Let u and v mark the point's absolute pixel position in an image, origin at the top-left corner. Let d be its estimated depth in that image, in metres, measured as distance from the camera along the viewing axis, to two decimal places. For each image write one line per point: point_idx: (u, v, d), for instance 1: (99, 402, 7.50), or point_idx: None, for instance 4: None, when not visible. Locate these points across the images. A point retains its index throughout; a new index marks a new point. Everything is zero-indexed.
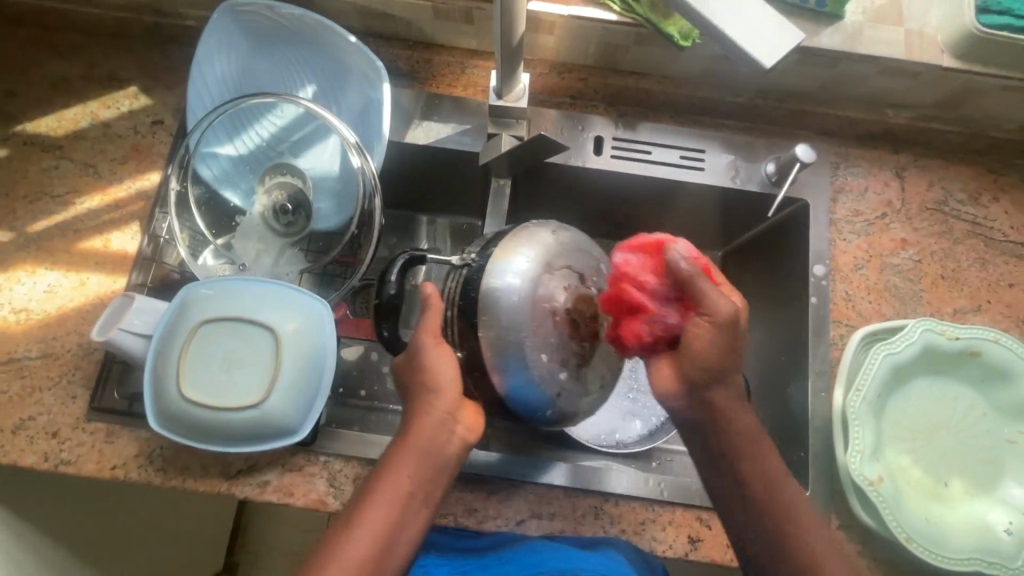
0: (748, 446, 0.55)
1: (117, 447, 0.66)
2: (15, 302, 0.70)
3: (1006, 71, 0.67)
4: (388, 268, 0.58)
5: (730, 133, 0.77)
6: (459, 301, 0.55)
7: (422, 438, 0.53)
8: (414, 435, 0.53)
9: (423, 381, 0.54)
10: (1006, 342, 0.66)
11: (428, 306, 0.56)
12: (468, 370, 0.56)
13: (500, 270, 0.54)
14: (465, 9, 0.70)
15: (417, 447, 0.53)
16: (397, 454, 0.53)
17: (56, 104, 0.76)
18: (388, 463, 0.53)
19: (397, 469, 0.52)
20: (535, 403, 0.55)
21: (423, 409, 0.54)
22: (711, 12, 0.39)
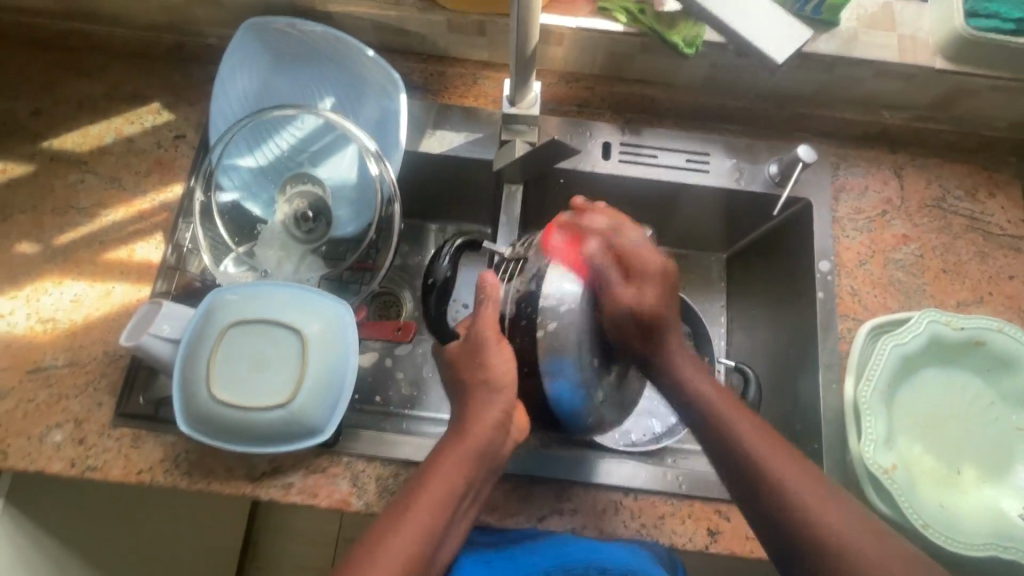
0: (711, 394, 0.57)
1: (143, 452, 0.67)
2: (42, 311, 0.72)
3: (995, 72, 0.71)
4: (442, 253, 0.61)
5: (732, 136, 0.80)
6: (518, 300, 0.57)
7: (480, 434, 0.55)
8: (471, 433, 0.55)
9: (483, 378, 0.56)
10: (1010, 332, 0.68)
11: (485, 296, 0.57)
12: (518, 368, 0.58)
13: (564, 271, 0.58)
14: (478, 22, 0.73)
15: (473, 444, 0.54)
16: (452, 448, 0.54)
17: (82, 121, 0.79)
18: (443, 457, 0.54)
19: (452, 463, 0.54)
20: (576, 406, 0.58)
21: (481, 406, 0.55)
22: None
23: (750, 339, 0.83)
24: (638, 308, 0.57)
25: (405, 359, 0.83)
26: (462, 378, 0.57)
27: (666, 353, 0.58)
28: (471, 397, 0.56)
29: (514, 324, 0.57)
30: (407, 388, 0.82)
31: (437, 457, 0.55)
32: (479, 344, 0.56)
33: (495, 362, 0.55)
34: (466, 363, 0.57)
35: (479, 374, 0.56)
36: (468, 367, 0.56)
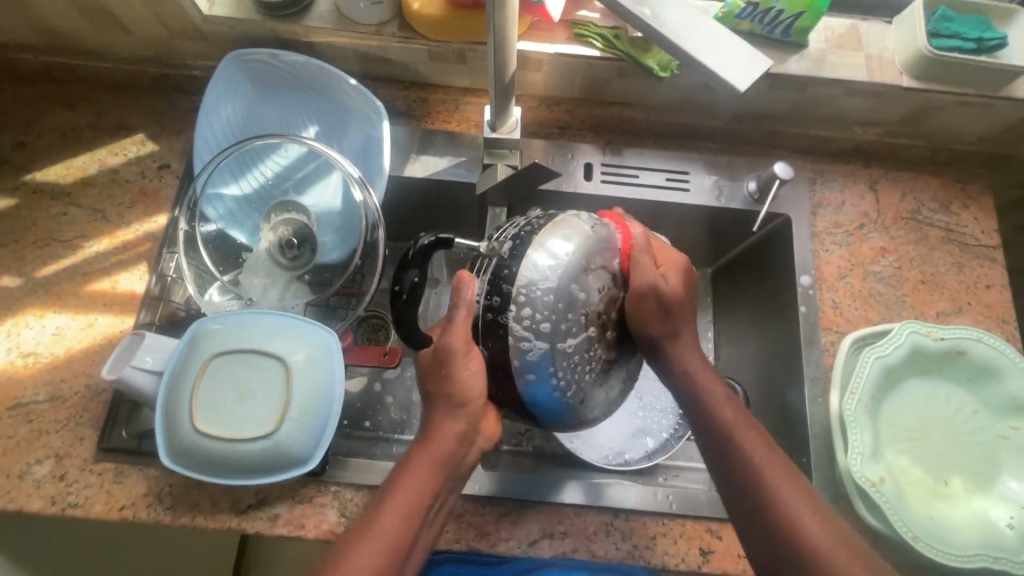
0: (727, 412, 0.59)
1: (126, 487, 0.66)
2: (23, 346, 0.71)
3: (961, 88, 0.72)
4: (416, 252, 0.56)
5: (711, 155, 0.81)
6: (489, 301, 0.53)
7: (442, 444, 0.55)
8: (430, 440, 0.55)
9: (448, 392, 0.55)
10: (989, 341, 0.69)
11: (462, 299, 0.54)
12: (492, 372, 0.55)
13: (529, 266, 0.52)
14: (458, 51, 0.74)
15: (434, 452, 0.55)
16: (414, 457, 0.55)
17: (65, 153, 0.79)
18: (405, 467, 0.55)
19: (414, 473, 0.54)
20: (556, 405, 0.54)
21: (446, 419, 0.55)
22: (690, 47, 0.42)
23: (736, 353, 0.84)
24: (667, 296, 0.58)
25: (394, 383, 0.82)
26: (430, 390, 0.56)
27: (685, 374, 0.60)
28: (435, 407, 0.56)
29: (488, 329, 0.53)
30: (396, 413, 0.81)
31: (399, 467, 0.55)
32: (447, 352, 0.54)
33: (464, 373, 0.55)
34: (432, 373, 0.56)
35: (455, 390, 0.55)
36: (434, 378, 0.56)
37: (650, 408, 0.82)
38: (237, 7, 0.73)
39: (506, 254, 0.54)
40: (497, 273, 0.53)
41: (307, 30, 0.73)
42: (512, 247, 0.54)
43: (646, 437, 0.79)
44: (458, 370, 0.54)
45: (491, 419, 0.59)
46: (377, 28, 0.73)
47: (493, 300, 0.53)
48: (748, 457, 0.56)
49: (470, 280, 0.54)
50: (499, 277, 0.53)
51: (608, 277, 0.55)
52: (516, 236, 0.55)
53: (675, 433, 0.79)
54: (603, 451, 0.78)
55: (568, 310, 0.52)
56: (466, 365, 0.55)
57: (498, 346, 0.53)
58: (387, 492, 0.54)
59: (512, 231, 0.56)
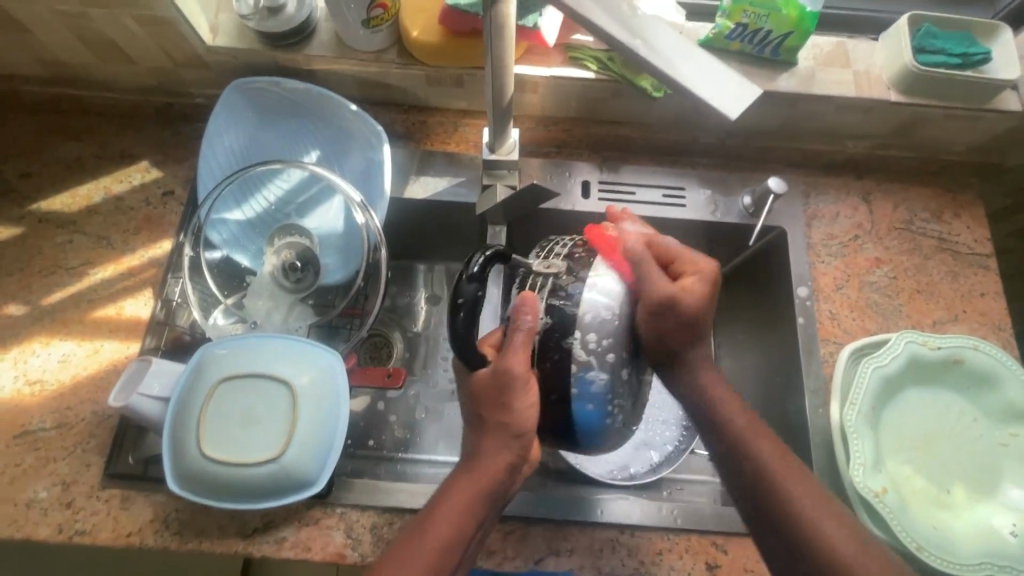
0: (741, 416, 0.60)
1: (133, 513, 0.66)
2: (30, 373, 0.71)
3: (947, 102, 0.74)
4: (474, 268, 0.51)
5: (705, 170, 0.83)
6: (552, 319, 0.55)
7: (489, 472, 0.55)
8: (475, 466, 0.55)
9: (504, 421, 0.55)
10: (985, 349, 0.70)
11: (521, 320, 0.54)
12: (546, 394, 0.56)
13: (591, 293, 0.55)
14: (456, 75, 0.76)
15: (480, 479, 0.54)
16: (457, 482, 0.55)
17: (71, 182, 0.80)
18: (448, 492, 0.55)
19: (459, 501, 0.54)
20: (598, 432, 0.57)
21: (497, 448, 0.55)
22: (689, 81, 0.41)
23: (736, 365, 0.84)
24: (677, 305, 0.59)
25: (397, 402, 0.83)
26: (482, 416, 0.56)
27: (696, 400, 0.61)
28: (484, 432, 0.56)
29: (547, 351, 0.55)
30: (400, 431, 0.81)
31: (443, 493, 0.55)
32: (509, 381, 0.53)
33: (523, 405, 0.54)
34: (487, 402, 0.55)
35: (511, 421, 0.55)
36: (488, 406, 0.55)
37: (654, 420, 0.82)
38: (239, 37, 0.74)
39: (560, 279, 0.57)
40: (557, 294, 0.56)
41: (308, 58, 0.75)
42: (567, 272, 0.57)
43: (650, 450, 0.80)
44: (518, 403, 0.54)
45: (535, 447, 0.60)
46: (377, 55, 0.75)
47: (550, 323, 0.55)
48: (787, 492, 0.55)
49: (533, 303, 0.54)
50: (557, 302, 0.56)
51: None
52: (568, 261, 0.58)
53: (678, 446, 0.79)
54: (608, 466, 0.78)
55: (625, 335, 0.56)
56: (526, 398, 0.54)
57: (559, 367, 0.55)
58: (428, 517, 0.54)
59: (560, 253, 0.60)
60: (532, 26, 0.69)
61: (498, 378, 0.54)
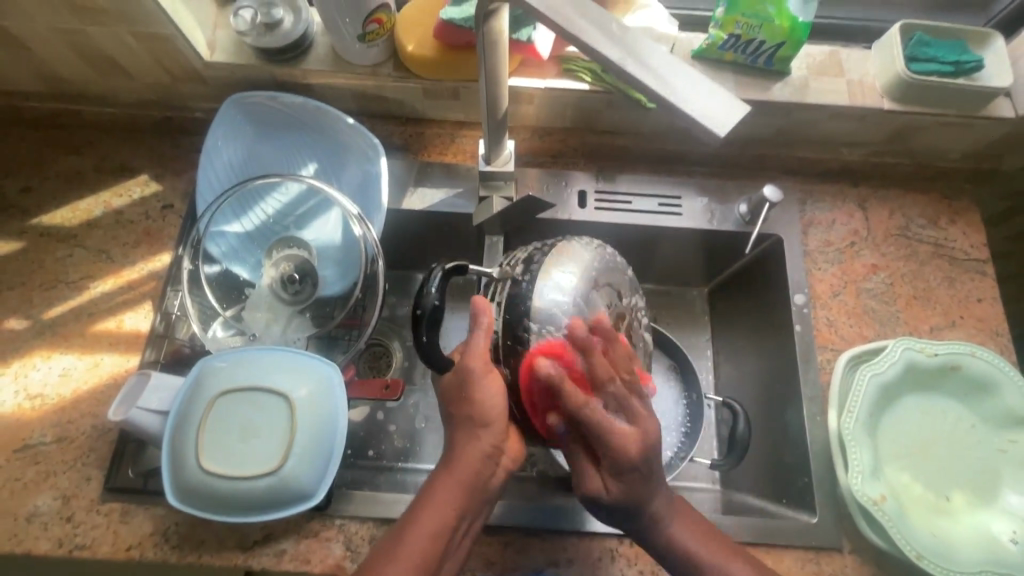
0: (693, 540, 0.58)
1: (133, 526, 0.66)
2: (30, 388, 0.72)
3: (942, 109, 0.74)
4: (427, 282, 0.55)
5: (701, 179, 0.83)
6: (505, 317, 0.57)
7: (467, 465, 0.56)
8: (452, 461, 0.56)
9: (470, 414, 0.56)
10: (983, 355, 0.70)
11: (477, 322, 0.56)
12: (513, 387, 0.57)
13: (544, 287, 0.56)
14: (452, 88, 0.76)
15: (458, 472, 0.56)
16: (437, 478, 0.56)
17: (71, 196, 0.81)
18: (430, 488, 0.56)
19: (439, 497, 0.55)
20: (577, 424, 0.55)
21: (469, 440, 0.57)
22: (681, 99, 0.41)
23: (734, 372, 0.84)
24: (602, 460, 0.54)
25: (397, 412, 0.83)
26: (452, 412, 0.57)
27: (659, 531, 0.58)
28: (456, 427, 0.57)
29: (507, 348, 0.56)
30: (400, 441, 0.81)
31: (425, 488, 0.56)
32: (470, 377, 0.55)
33: (483, 395, 0.56)
34: (454, 398, 0.57)
35: (477, 412, 0.56)
36: (455, 402, 0.57)
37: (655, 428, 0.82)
38: (236, 52, 0.75)
39: (516, 280, 0.58)
40: (512, 294, 0.57)
41: (304, 72, 0.76)
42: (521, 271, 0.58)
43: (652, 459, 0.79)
44: (478, 392, 0.55)
45: (514, 438, 0.60)
46: (372, 68, 0.75)
47: (510, 321, 0.56)
48: None
49: (486, 305, 0.56)
50: (513, 301, 0.57)
51: (612, 294, 0.59)
52: (524, 262, 0.59)
53: (678, 454, 0.78)
54: None
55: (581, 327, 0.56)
56: (483, 387, 0.56)
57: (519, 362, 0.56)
58: (412, 514, 0.55)
59: (519, 256, 0.61)
60: (526, 39, 0.71)
61: (460, 375, 0.55)
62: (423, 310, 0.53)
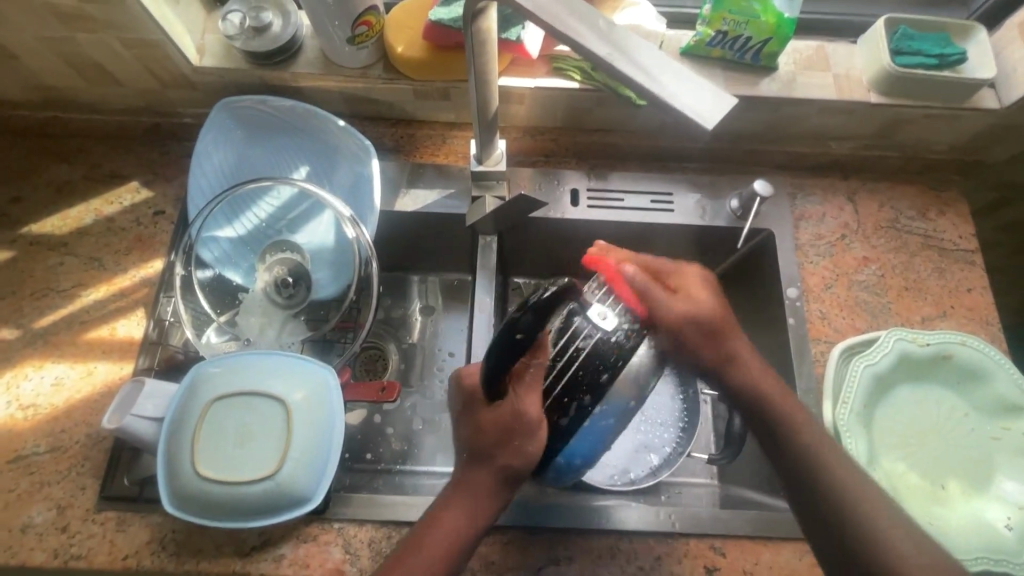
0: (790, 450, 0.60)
1: (129, 535, 0.66)
2: (23, 398, 0.71)
3: (928, 102, 0.75)
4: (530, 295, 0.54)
5: (692, 175, 0.84)
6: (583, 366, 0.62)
7: (486, 500, 0.57)
8: (471, 493, 0.57)
9: (506, 459, 0.57)
10: (973, 344, 0.70)
11: (536, 355, 0.59)
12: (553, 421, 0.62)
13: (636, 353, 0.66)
14: (442, 88, 0.77)
15: (477, 509, 0.57)
16: (451, 505, 0.57)
17: (61, 204, 0.80)
18: (442, 514, 0.57)
19: (446, 523, 0.56)
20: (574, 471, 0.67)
21: (492, 484, 0.57)
22: (669, 93, 0.42)
23: None
24: (697, 318, 0.64)
25: (394, 415, 0.83)
26: (487, 449, 0.57)
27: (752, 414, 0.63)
28: (484, 465, 0.57)
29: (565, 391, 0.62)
30: (398, 443, 0.81)
31: (434, 514, 0.57)
32: (522, 421, 0.57)
33: (531, 450, 0.57)
34: (496, 438, 0.57)
35: (520, 462, 0.57)
36: (496, 441, 0.57)
37: (652, 423, 0.82)
38: (226, 57, 0.75)
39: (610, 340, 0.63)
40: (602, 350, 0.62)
41: (294, 76, 0.76)
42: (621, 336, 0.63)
43: (649, 454, 0.80)
44: (531, 447, 0.57)
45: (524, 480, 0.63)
46: (362, 71, 0.75)
47: (580, 375, 0.62)
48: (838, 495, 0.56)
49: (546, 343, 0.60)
50: (601, 360, 0.62)
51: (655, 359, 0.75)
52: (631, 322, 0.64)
53: (676, 449, 0.79)
54: (608, 472, 0.78)
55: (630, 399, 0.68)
56: (533, 442, 0.57)
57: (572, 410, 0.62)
58: (421, 535, 0.56)
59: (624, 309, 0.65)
60: (515, 39, 0.71)
61: (515, 416, 0.57)
62: (526, 334, 0.53)
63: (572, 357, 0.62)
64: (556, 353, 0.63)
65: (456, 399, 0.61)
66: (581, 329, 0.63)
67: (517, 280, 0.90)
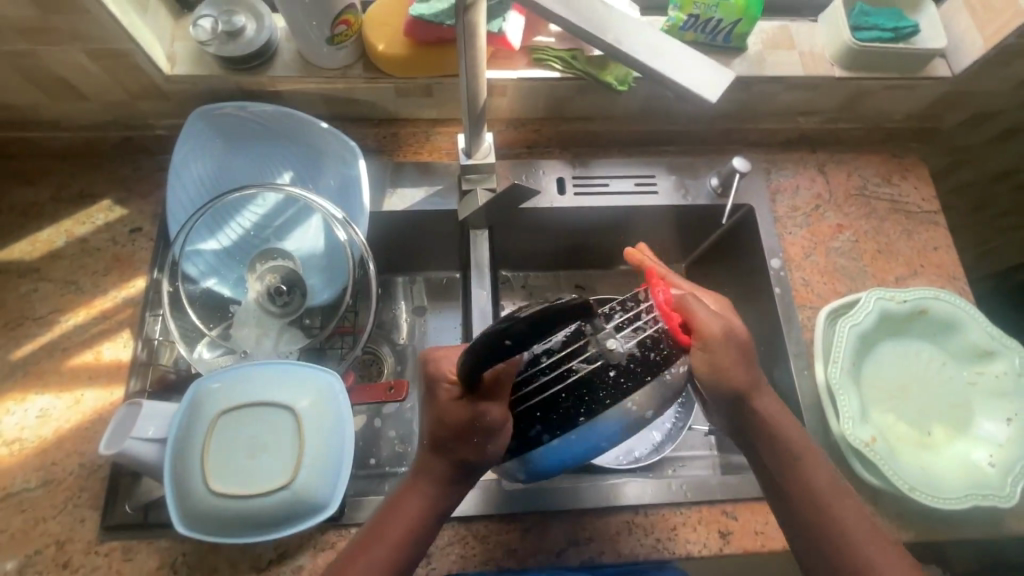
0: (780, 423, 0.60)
1: (136, 564, 0.63)
2: (6, 434, 0.68)
3: (888, 74, 0.79)
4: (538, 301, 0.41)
5: (672, 157, 0.86)
6: (564, 392, 0.56)
7: (443, 487, 0.56)
8: (430, 480, 0.56)
9: (465, 457, 0.54)
10: (945, 297, 0.75)
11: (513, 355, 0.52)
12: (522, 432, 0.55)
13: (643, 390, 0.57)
14: (424, 84, 0.76)
15: (434, 495, 0.56)
16: (412, 488, 0.56)
17: (29, 228, 0.77)
18: (403, 495, 0.56)
19: (407, 504, 0.55)
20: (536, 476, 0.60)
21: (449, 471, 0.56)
22: (669, 72, 0.45)
23: None
24: (731, 326, 0.60)
25: (393, 417, 0.82)
26: (444, 441, 0.54)
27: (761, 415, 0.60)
28: (441, 457, 0.56)
29: (546, 414, 0.55)
30: (399, 445, 0.81)
31: (396, 501, 0.56)
32: (484, 422, 0.53)
33: (492, 451, 0.54)
34: (453, 435, 0.54)
35: (477, 459, 0.54)
36: (452, 437, 0.54)
37: None
38: (198, 63, 0.73)
39: (609, 372, 0.57)
40: (595, 380, 0.56)
41: (272, 80, 0.74)
42: (618, 374, 0.56)
43: (652, 431, 0.82)
44: (493, 448, 0.54)
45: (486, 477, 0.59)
46: (342, 71, 0.75)
47: (562, 398, 0.56)
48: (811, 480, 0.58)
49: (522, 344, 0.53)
50: (590, 393, 0.56)
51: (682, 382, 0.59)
52: (642, 354, 0.57)
53: (677, 424, 0.82)
54: (613, 453, 0.80)
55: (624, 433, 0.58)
56: (495, 445, 0.54)
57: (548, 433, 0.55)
58: (385, 519, 0.55)
59: (637, 333, 0.59)
60: (497, 31, 0.72)
61: (472, 421, 0.53)
62: (516, 345, 0.41)
63: (563, 376, 0.56)
64: (548, 365, 0.57)
65: (422, 381, 0.58)
66: (588, 351, 0.57)
67: (505, 273, 0.92)
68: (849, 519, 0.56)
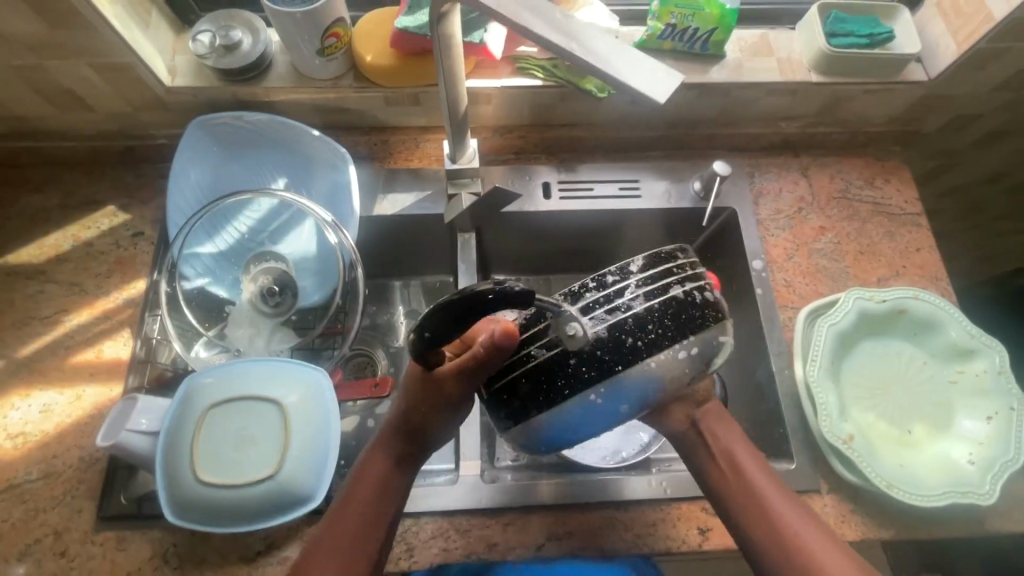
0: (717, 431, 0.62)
1: (129, 554, 0.66)
2: (10, 428, 0.71)
3: (865, 79, 0.81)
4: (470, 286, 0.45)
5: (656, 162, 0.89)
6: (523, 380, 0.52)
7: (400, 453, 0.59)
8: (388, 449, 0.59)
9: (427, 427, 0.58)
10: (925, 297, 0.76)
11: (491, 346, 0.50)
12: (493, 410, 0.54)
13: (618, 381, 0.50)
14: (412, 94, 0.80)
15: (396, 460, 0.59)
16: (374, 454, 0.59)
17: (37, 233, 0.81)
18: (367, 462, 0.59)
19: (371, 469, 0.59)
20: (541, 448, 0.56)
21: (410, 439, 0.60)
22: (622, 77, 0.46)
23: None
24: None
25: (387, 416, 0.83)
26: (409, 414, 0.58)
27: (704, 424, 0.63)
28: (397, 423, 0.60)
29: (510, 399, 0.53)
30: None
31: (359, 470, 0.59)
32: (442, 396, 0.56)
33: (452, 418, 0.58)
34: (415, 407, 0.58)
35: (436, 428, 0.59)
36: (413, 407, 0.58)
37: None
38: (197, 76, 0.77)
39: (571, 359, 0.50)
40: (557, 367, 0.51)
41: (266, 90, 0.78)
42: (580, 363, 0.50)
43: (639, 432, 0.83)
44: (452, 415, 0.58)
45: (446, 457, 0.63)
46: (333, 81, 0.78)
47: (523, 382, 0.52)
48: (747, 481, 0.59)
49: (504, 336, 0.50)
50: (548, 382, 0.51)
51: (672, 370, 0.51)
52: (614, 340, 0.50)
53: None
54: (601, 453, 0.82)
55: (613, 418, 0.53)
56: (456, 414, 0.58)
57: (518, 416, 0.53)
58: (352, 485, 0.58)
59: (619, 314, 0.50)
60: (478, 41, 0.75)
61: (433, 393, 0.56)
62: (435, 335, 0.47)
63: (522, 362, 0.52)
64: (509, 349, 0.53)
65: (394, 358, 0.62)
66: (548, 336, 0.52)
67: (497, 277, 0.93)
68: (788, 513, 0.56)
